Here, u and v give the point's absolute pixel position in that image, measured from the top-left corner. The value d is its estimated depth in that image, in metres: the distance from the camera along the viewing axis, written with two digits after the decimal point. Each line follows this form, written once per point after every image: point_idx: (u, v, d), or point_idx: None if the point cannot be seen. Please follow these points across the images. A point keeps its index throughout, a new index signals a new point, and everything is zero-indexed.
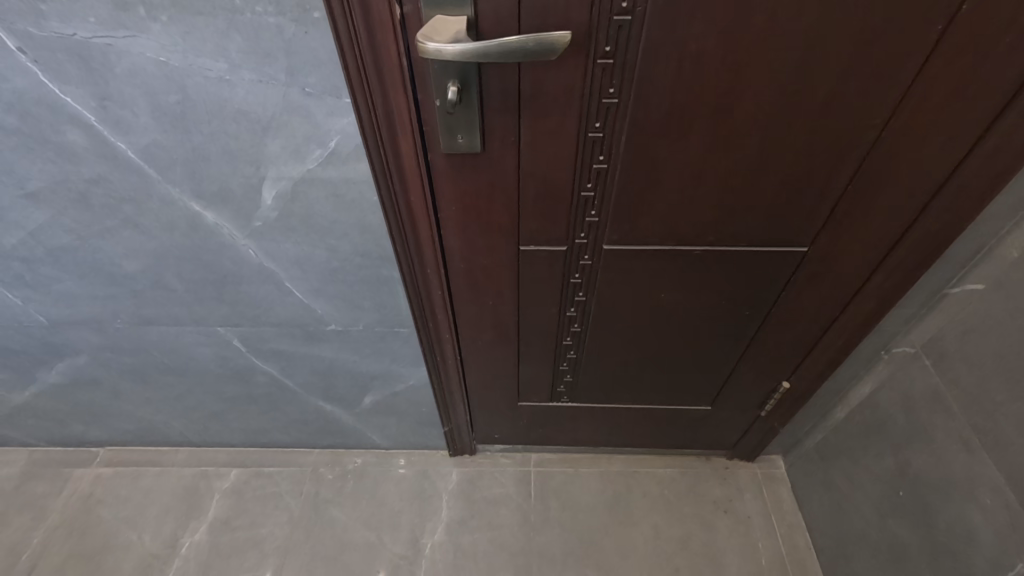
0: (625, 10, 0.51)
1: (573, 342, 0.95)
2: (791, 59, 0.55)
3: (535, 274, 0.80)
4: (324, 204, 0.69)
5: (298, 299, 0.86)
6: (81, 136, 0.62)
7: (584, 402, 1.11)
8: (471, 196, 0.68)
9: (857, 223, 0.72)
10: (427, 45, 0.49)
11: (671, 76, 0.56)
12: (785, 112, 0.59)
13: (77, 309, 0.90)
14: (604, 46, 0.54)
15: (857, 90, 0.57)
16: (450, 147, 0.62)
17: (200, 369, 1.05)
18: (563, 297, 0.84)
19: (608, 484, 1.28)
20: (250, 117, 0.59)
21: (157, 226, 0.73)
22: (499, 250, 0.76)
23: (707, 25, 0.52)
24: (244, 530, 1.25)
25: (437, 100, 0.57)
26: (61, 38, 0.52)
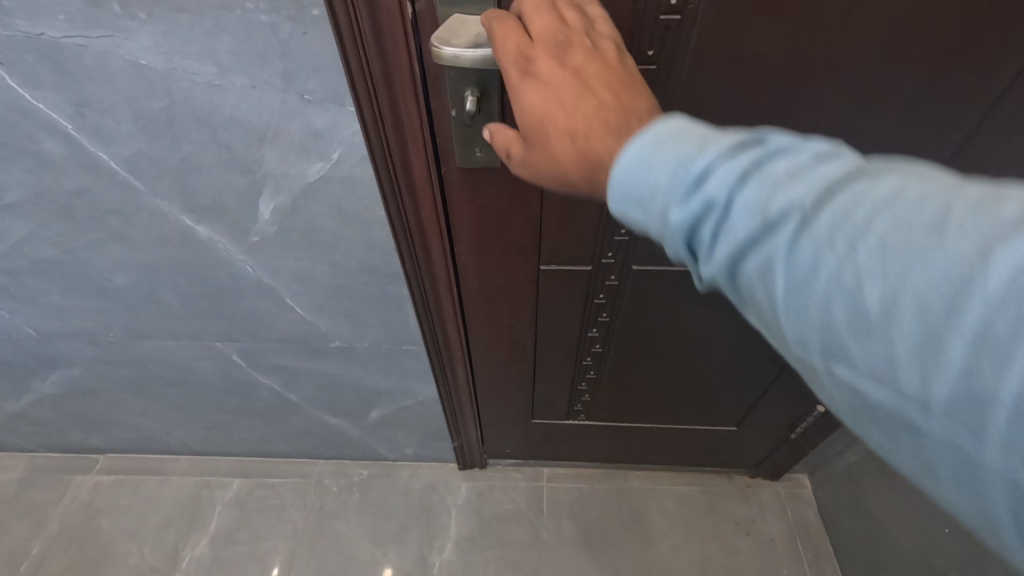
0: (673, 9, 0.45)
1: (593, 362, 0.89)
2: (861, 64, 0.48)
3: (555, 292, 0.74)
4: (326, 219, 0.63)
5: (300, 315, 0.80)
6: (59, 145, 0.56)
7: (601, 419, 1.06)
8: (489, 212, 0.62)
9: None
10: (442, 50, 0.43)
11: (721, 84, 0.49)
12: (847, 123, 0.53)
13: (68, 322, 0.85)
14: (646, 50, 0.47)
15: (933, 101, 0.50)
16: (466, 160, 0.55)
17: (199, 382, 1.00)
18: (585, 317, 0.79)
19: (624, 501, 1.22)
20: (244, 126, 0.53)
21: (147, 239, 0.67)
22: (518, 269, 0.70)
23: (768, 26, 0.45)
24: (247, 543, 1.21)
25: (453, 110, 0.51)
26: (28, 37, 0.46)
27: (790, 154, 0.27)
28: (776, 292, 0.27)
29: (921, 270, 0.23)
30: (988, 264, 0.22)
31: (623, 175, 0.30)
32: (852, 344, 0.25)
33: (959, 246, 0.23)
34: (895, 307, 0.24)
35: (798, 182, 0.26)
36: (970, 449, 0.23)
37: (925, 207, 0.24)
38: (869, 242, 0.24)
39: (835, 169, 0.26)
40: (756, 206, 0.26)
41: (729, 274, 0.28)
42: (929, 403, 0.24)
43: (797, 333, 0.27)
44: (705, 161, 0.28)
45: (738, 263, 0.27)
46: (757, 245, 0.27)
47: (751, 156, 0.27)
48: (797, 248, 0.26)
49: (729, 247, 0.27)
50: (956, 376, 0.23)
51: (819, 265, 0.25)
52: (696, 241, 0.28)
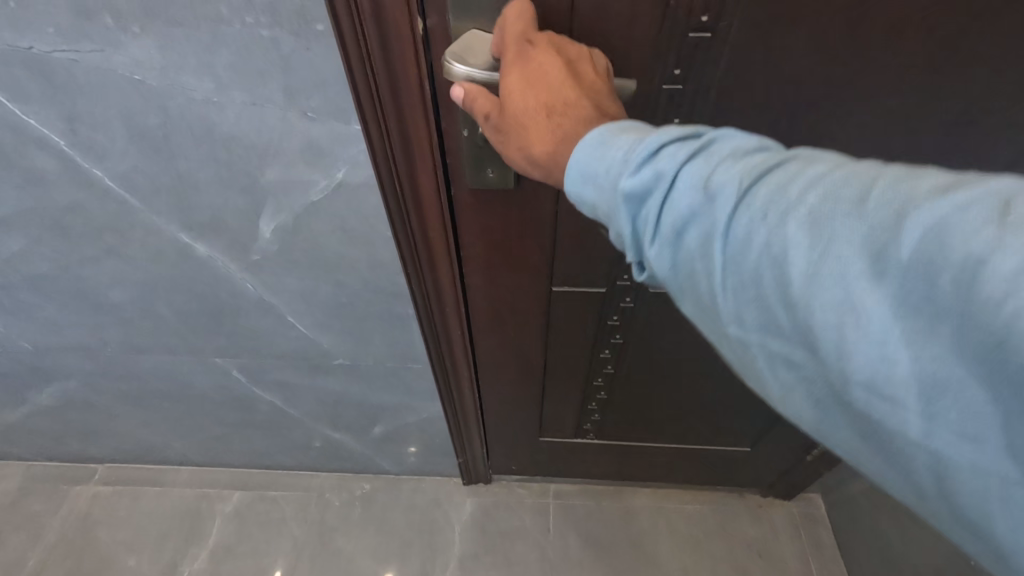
0: (704, 26, 0.43)
1: (604, 382, 0.87)
2: (906, 87, 0.45)
3: (567, 314, 0.71)
4: (330, 238, 0.61)
5: (302, 333, 0.77)
6: (51, 161, 0.54)
7: (611, 437, 1.03)
8: (499, 233, 0.59)
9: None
10: (453, 68, 0.40)
11: (752, 105, 0.47)
12: (886, 146, 0.50)
13: (64, 336, 0.82)
14: (673, 69, 0.45)
15: (976, 126, 0.48)
16: (477, 181, 0.53)
17: (199, 396, 0.97)
18: (597, 338, 0.76)
19: (632, 519, 1.19)
20: (244, 143, 0.50)
21: (144, 256, 0.65)
22: (530, 290, 0.67)
23: (804, 45, 0.43)
24: (246, 558, 1.18)
25: (465, 130, 0.48)
26: (16, 51, 0.43)
27: (727, 145, 0.30)
28: (710, 263, 0.29)
29: (843, 238, 0.25)
30: (901, 231, 0.24)
31: (590, 161, 0.33)
32: (782, 314, 0.27)
33: (873, 217, 0.25)
34: (820, 274, 0.25)
35: (731, 160, 0.29)
36: (895, 414, 0.25)
37: (849, 184, 0.26)
38: (796, 214, 0.26)
39: (766, 156, 0.29)
40: (695, 182, 0.29)
41: (674, 254, 0.31)
42: (850, 367, 0.25)
43: (735, 304, 0.29)
44: (653, 149, 0.30)
45: (680, 235, 0.30)
46: (697, 218, 0.29)
47: (694, 144, 0.30)
48: (733, 222, 0.28)
49: (671, 220, 0.30)
50: (874, 339, 0.24)
51: (750, 238, 0.28)
52: (645, 221, 0.31)
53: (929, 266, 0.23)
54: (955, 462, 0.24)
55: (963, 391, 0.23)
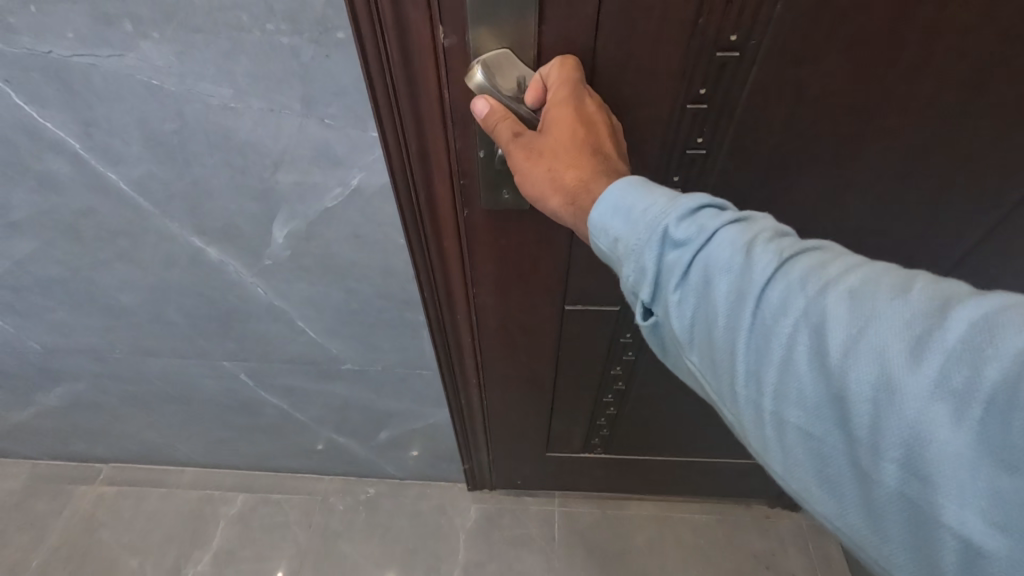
0: (732, 45, 0.42)
1: (614, 399, 0.86)
2: (938, 106, 0.45)
3: (580, 331, 0.71)
4: (343, 245, 0.60)
5: (311, 338, 0.77)
6: (66, 165, 0.53)
7: (619, 451, 1.03)
8: (513, 254, 0.59)
9: (972, 278, 0.63)
10: (476, 72, 0.41)
11: (780, 124, 0.47)
12: (911, 165, 0.51)
13: (73, 338, 0.82)
14: (699, 88, 0.45)
15: (1005, 142, 0.48)
16: (492, 202, 0.52)
17: (206, 399, 0.97)
18: (609, 354, 0.76)
19: (638, 529, 1.18)
20: (259, 150, 0.50)
21: (155, 260, 0.65)
22: (542, 307, 0.67)
23: (835, 65, 0.43)
24: (250, 563, 1.18)
25: (481, 150, 0.48)
26: (35, 55, 0.43)
27: (767, 223, 0.33)
28: (741, 316, 0.30)
29: (881, 317, 0.27)
30: (941, 320, 0.26)
31: (625, 196, 0.35)
32: (812, 374, 0.29)
33: (915, 303, 0.27)
34: (859, 343, 0.27)
35: (771, 235, 0.32)
36: (922, 488, 0.26)
37: (888, 280, 0.29)
38: (837, 288, 0.29)
39: (801, 241, 0.32)
40: (737, 243, 0.31)
41: (699, 303, 0.32)
42: (881, 436, 0.27)
43: (761, 357, 0.30)
44: (695, 211, 0.33)
45: (710, 284, 0.31)
46: (731, 273, 0.31)
47: (737, 214, 0.33)
48: (771, 285, 0.30)
49: (705, 270, 0.31)
50: (907, 412, 0.26)
51: (788, 302, 0.30)
52: (675, 269, 0.32)
53: (972, 354, 0.25)
54: (985, 550, 0.24)
55: (997, 477, 0.24)
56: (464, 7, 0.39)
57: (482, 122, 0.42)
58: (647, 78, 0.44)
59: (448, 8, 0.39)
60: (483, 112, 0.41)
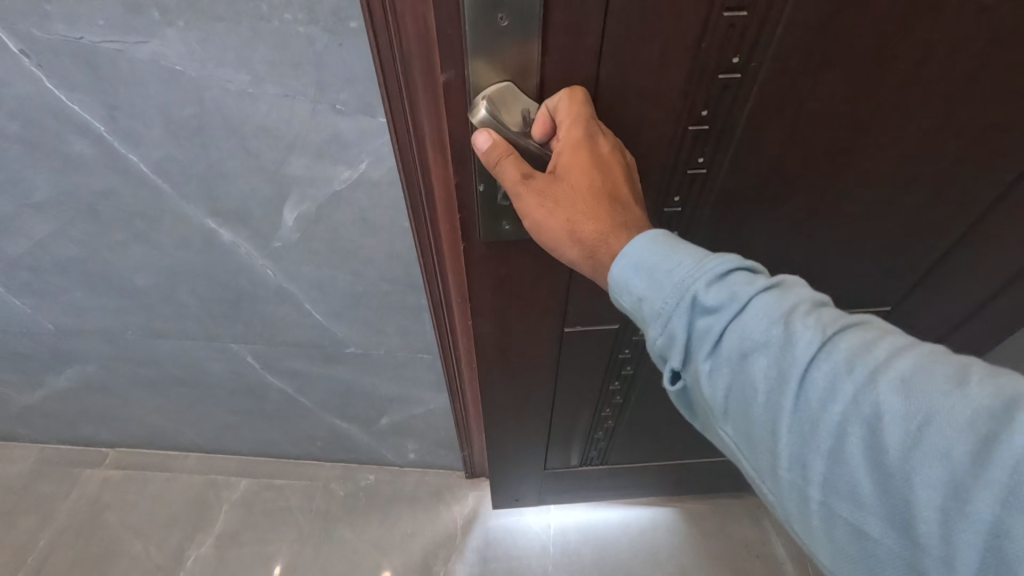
0: (734, 68, 0.45)
1: (612, 413, 0.91)
2: (927, 115, 0.49)
3: (581, 349, 0.75)
4: (350, 227, 0.63)
5: (317, 320, 0.80)
6: (90, 147, 0.56)
7: (617, 462, 1.07)
8: (513, 281, 0.62)
9: (954, 277, 0.68)
10: (479, 108, 0.44)
11: (780, 139, 0.50)
12: (903, 172, 0.55)
13: (87, 319, 0.85)
14: (701, 110, 0.48)
15: (987, 145, 0.53)
16: (492, 234, 0.55)
17: (213, 382, 1.00)
18: (608, 370, 0.80)
19: (633, 519, 1.21)
20: (273, 134, 0.53)
21: (171, 242, 0.68)
22: (543, 322, 0.68)
23: (834, 83, 0.46)
24: (252, 546, 1.21)
25: (480, 185, 0.51)
26: (67, 41, 0.46)
27: (805, 295, 0.35)
28: (786, 393, 0.33)
29: (936, 411, 0.29)
30: (1004, 422, 0.27)
31: (652, 257, 0.38)
32: (859, 461, 0.31)
33: (975, 399, 0.28)
34: (913, 439, 0.29)
35: (812, 312, 0.34)
36: None
37: (944, 370, 0.30)
38: (886, 376, 0.31)
39: (845, 319, 0.34)
40: (777, 319, 0.33)
41: (740, 375, 0.34)
42: (938, 529, 0.28)
43: (807, 436, 0.32)
44: (727, 278, 0.36)
45: (749, 357, 0.34)
46: (774, 350, 0.33)
47: (773, 284, 0.35)
48: (813, 366, 0.32)
49: (744, 343, 0.34)
50: (968, 512, 0.27)
51: (832, 385, 0.32)
52: (708, 336, 0.35)
53: None
54: None
55: None
56: (462, 41, 0.41)
57: (482, 158, 0.45)
58: (651, 102, 0.46)
59: (447, 44, 0.41)
60: (484, 146, 0.44)
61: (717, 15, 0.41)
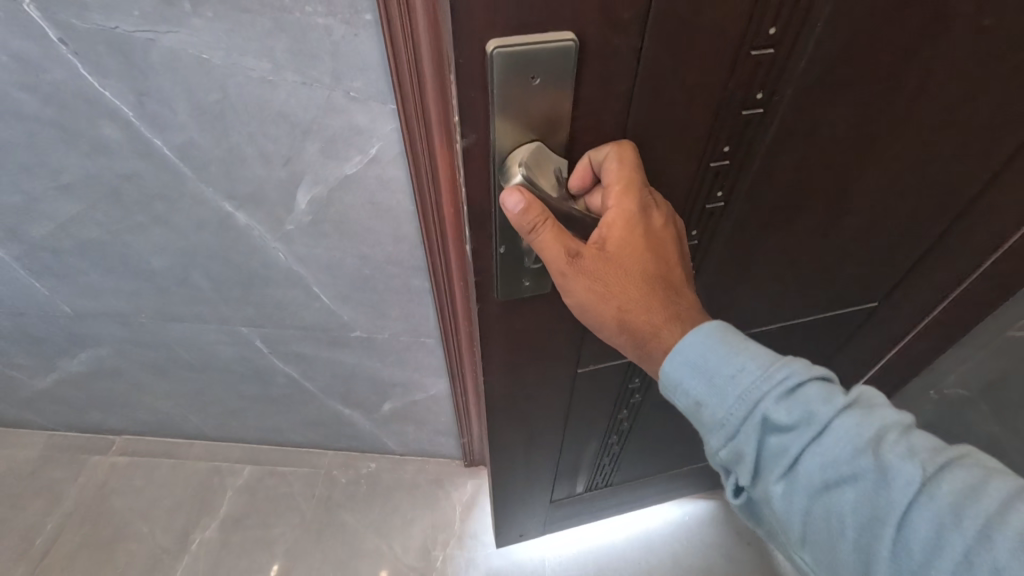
0: (758, 104, 0.47)
1: (618, 439, 0.95)
2: (921, 132, 0.54)
3: (593, 385, 0.78)
4: (360, 211, 0.67)
5: (326, 304, 0.83)
6: (119, 131, 0.60)
7: (622, 482, 1.10)
8: (526, 334, 0.63)
9: (933, 274, 0.72)
10: (515, 173, 0.44)
11: (792, 166, 0.54)
12: (896, 186, 0.59)
13: (103, 301, 0.88)
14: (724, 147, 0.50)
15: (968, 154, 0.57)
16: (509, 291, 0.55)
17: (221, 366, 1.03)
18: (619, 399, 0.84)
19: (631, 521, 1.25)
20: (291, 120, 0.57)
21: (189, 224, 0.71)
22: (554, 357, 0.69)
23: (845, 109, 0.49)
24: (256, 529, 1.24)
25: (500, 248, 0.51)
26: (103, 31, 0.50)
27: (892, 421, 0.40)
28: (887, 522, 0.38)
29: None
30: None
31: (735, 376, 0.42)
32: None
33: None
34: None
35: (900, 444, 0.39)
36: None
37: None
38: (997, 526, 0.35)
39: (944, 454, 0.38)
40: (867, 449, 0.39)
41: (832, 496, 0.40)
42: None
43: (908, 565, 0.37)
44: (810, 400, 0.40)
45: (840, 482, 0.39)
46: (866, 478, 0.39)
47: (858, 409, 0.41)
48: (913, 500, 0.37)
49: (836, 467, 0.40)
50: None
51: (933, 521, 0.36)
52: (793, 456, 0.41)
53: None
54: None
55: None
56: (487, 107, 0.41)
57: (512, 219, 0.45)
58: (676, 145, 0.47)
59: (469, 111, 0.41)
60: (515, 207, 0.44)
61: (747, 54, 0.43)
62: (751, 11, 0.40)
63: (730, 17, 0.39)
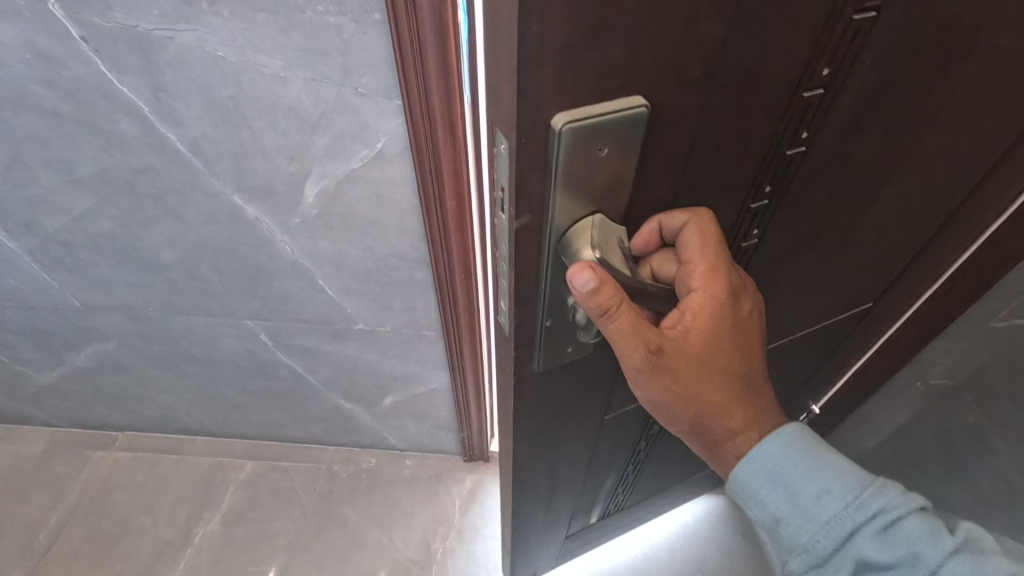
0: (801, 142, 0.47)
1: (634, 468, 0.94)
2: (933, 152, 0.55)
3: (619, 424, 0.76)
4: (365, 204, 0.70)
5: (330, 296, 0.86)
6: (134, 126, 0.63)
7: (633, 504, 1.10)
8: (561, 395, 0.60)
9: (925, 272, 0.74)
10: (585, 249, 0.41)
11: (819, 194, 0.55)
12: (903, 202, 0.61)
13: (111, 294, 0.91)
14: (765, 186, 0.50)
15: (966, 166, 0.59)
16: (551, 360, 0.52)
17: (227, 360, 1.05)
18: (640, 432, 0.83)
19: (636, 538, 1.25)
20: (301, 115, 0.59)
21: (199, 217, 0.74)
22: (586, 409, 0.66)
23: (873, 137, 0.50)
24: (257, 523, 1.25)
25: (547, 320, 0.48)
26: (124, 28, 0.53)
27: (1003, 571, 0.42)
28: None
29: None
30: None
31: (826, 507, 0.45)
32: None
33: None
34: None
35: None
36: None
37: None
38: None
39: None
40: None
41: None
42: None
43: None
44: (907, 541, 0.43)
45: None
46: None
47: (964, 557, 0.42)
48: None
49: None
50: None
51: None
52: None
53: None
54: None
55: None
56: (543, 190, 0.39)
57: (580, 297, 0.41)
58: (724, 186, 0.47)
59: (525, 191, 0.38)
60: (585, 285, 0.40)
61: (799, 96, 0.43)
62: (809, 55, 0.40)
63: (787, 63, 0.39)
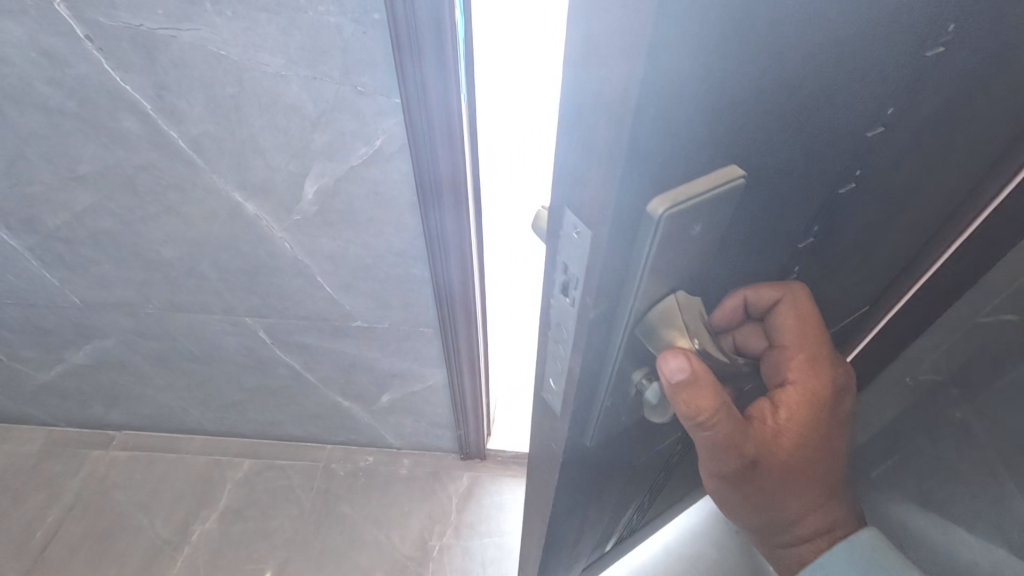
0: (856, 179, 0.44)
1: (650, 500, 0.85)
2: (945, 171, 0.54)
3: (650, 471, 0.67)
4: (364, 200, 0.71)
5: (328, 294, 0.87)
6: (137, 123, 0.64)
7: (645, 527, 1.02)
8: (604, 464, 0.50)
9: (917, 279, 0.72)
10: (678, 334, 0.33)
11: (854, 227, 0.52)
12: (911, 219, 0.59)
13: (112, 292, 0.92)
14: (815, 228, 0.47)
15: (966, 181, 0.58)
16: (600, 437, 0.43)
17: (226, 358, 1.06)
18: (665, 472, 0.74)
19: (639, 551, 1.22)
20: (301, 113, 0.61)
21: (201, 215, 0.75)
22: (619, 475, 0.58)
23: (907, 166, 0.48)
24: (255, 521, 1.26)
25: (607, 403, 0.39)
26: (128, 28, 0.54)
27: None
28: None
29: None
30: None
31: None
32: None
33: None
34: None
35: None
36: None
37: None
38: None
39: None
40: None
41: None
42: None
43: None
44: None
45: None
46: None
47: None
48: None
49: None
50: None
51: None
52: None
53: None
54: None
55: None
56: (630, 279, 0.30)
57: (670, 386, 0.35)
58: (784, 232, 0.44)
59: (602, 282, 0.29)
60: (679, 373, 0.34)
61: (864, 136, 0.40)
62: (885, 93, 0.37)
63: (862, 103, 0.37)
